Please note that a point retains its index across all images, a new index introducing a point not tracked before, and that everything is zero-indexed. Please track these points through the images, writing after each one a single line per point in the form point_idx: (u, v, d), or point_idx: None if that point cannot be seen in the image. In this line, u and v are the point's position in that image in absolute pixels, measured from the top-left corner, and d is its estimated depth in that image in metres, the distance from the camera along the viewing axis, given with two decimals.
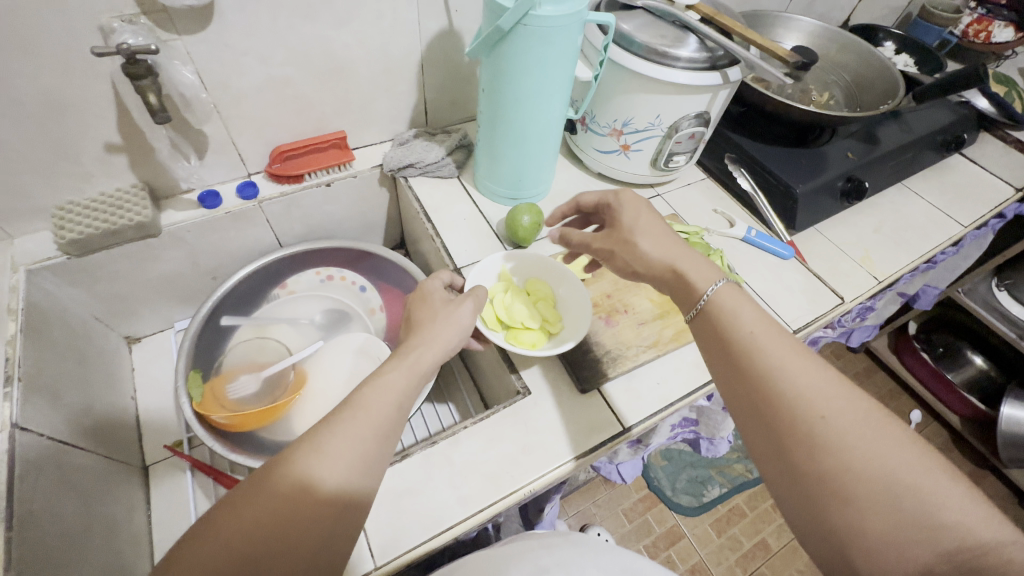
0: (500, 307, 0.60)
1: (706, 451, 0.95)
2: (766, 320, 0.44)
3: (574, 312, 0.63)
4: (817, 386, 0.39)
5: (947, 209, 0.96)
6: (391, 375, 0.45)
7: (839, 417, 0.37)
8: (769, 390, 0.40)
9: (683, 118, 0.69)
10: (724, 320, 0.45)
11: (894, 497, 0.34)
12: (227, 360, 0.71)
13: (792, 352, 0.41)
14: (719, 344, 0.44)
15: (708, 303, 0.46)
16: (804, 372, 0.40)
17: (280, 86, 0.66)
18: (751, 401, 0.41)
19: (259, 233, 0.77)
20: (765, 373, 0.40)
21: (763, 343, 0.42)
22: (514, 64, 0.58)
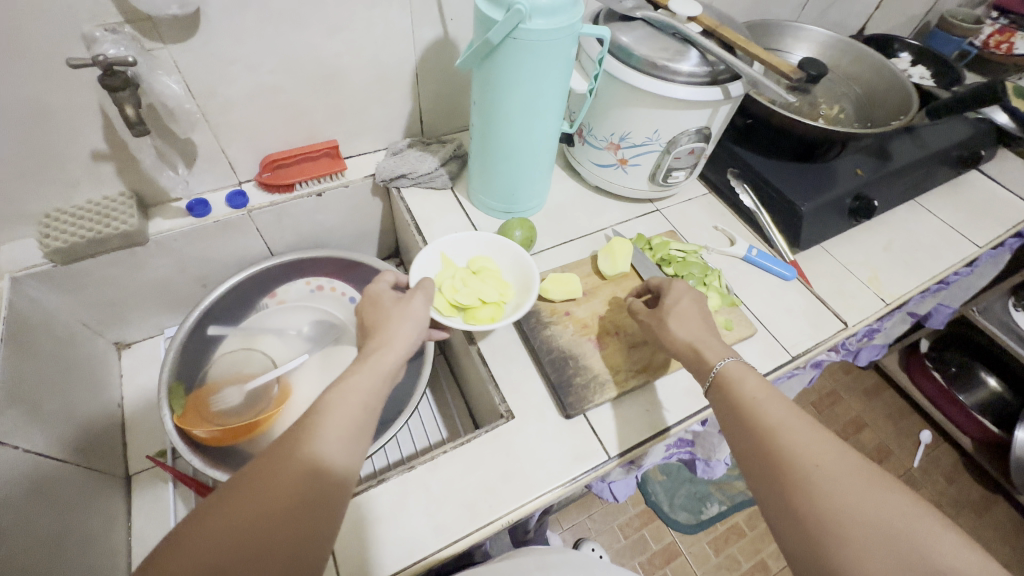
0: (451, 293, 0.58)
1: (702, 472, 0.93)
2: (771, 389, 0.45)
3: (521, 278, 0.63)
4: (815, 441, 0.40)
5: (962, 228, 0.92)
6: (355, 380, 0.43)
7: (836, 470, 0.38)
8: (772, 448, 0.41)
9: (682, 133, 0.67)
10: (728, 384, 0.46)
11: (896, 546, 0.35)
12: (212, 372, 0.70)
13: (795, 415, 0.43)
14: (724, 406, 0.46)
15: (715, 369, 0.47)
16: (805, 429, 0.41)
17: (269, 94, 0.65)
18: (756, 460, 0.42)
19: (249, 242, 0.76)
20: (768, 432, 0.42)
21: (766, 404, 0.44)
22: (506, 77, 0.56)
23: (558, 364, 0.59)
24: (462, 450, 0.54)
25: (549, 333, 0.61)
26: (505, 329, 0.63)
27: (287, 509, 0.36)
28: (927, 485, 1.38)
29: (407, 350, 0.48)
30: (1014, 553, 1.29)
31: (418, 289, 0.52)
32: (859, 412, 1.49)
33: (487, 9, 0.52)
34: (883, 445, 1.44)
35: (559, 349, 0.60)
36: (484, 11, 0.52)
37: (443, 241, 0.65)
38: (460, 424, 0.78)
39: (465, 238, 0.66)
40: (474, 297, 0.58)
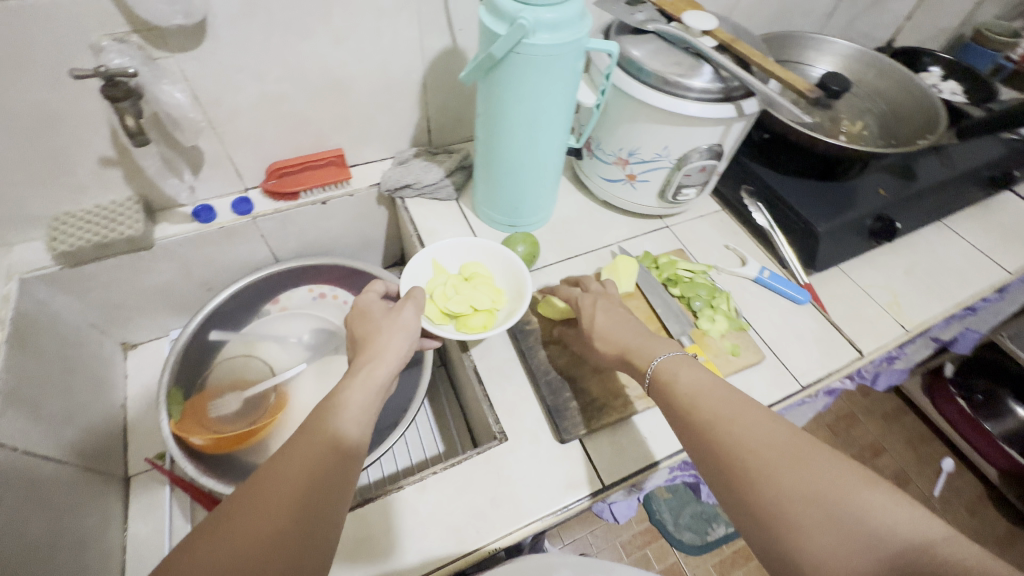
0: (442, 301, 0.58)
1: (706, 496, 0.90)
2: (705, 376, 0.45)
3: (514, 283, 0.63)
4: (751, 425, 0.40)
5: (991, 251, 0.88)
6: (346, 394, 0.42)
7: (771, 453, 0.38)
8: (712, 443, 0.40)
9: (693, 150, 0.65)
10: (664, 381, 0.46)
11: (836, 517, 0.34)
12: (211, 377, 0.70)
13: (728, 398, 0.42)
14: (665, 405, 0.45)
15: (651, 369, 0.47)
16: (741, 415, 0.41)
17: (276, 103, 0.65)
18: (701, 456, 0.41)
19: (253, 248, 0.76)
20: (705, 427, 0.41)
21: (701, 397, 0.43)
22: (509, 91, 0.55)
23: (555, 387, 0.57)
24: (452, 472, 0.53)
25: (548, 353, 0.60)
26: (502, 347, 0.62)
27: (301, 495, 0.35)
28: (947, 516, 1.32)
29: (399, 362, 0.47)
30: None
31: (408, 300, 0.52)
32: (877, 436, 1.44)
33: (491, 23, 0.51)
34: (901, 472, 1.38)
35: (557, 370, 0.59)
36: (488, 25, 0.51)
37: (434, 248, 0.64)
38: (457, 439, 0.78)
39: (457, 245, 0.65)
40: (465, 305, 0.57)
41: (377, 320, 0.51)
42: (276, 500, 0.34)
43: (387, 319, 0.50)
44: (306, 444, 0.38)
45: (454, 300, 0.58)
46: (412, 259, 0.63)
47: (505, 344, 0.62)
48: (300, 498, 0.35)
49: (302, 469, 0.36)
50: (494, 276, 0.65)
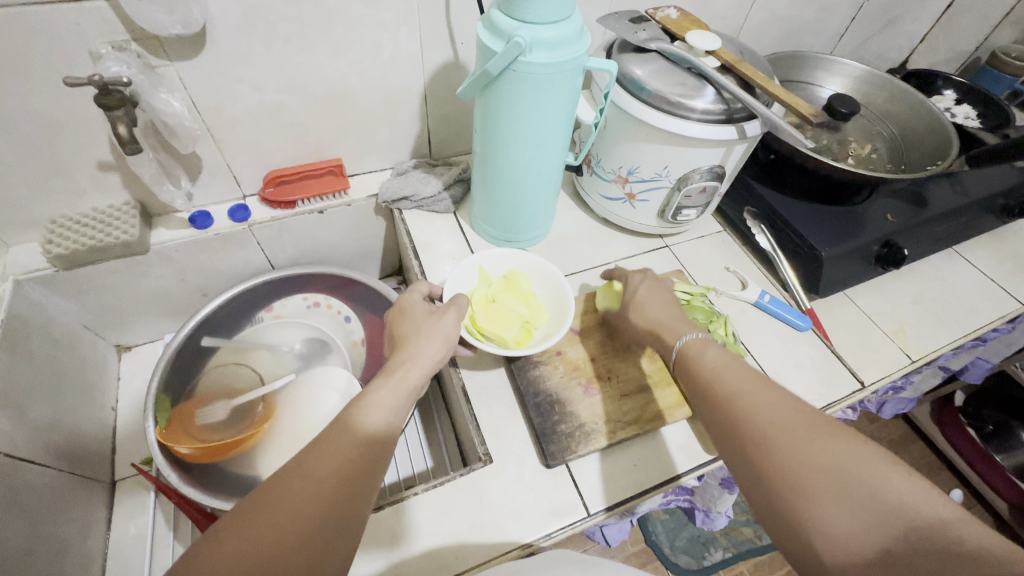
0: (484, 310, 0.58)
1: (702, 523, 0.88)
2: (728, 353, 0.46)
3: (556, 300, 0.63)
4: (773, 400, 0.40)
5: (1003, 281, 0.85)
6: (376, 395, 0.41)
7: (791, 425, 0.38)
8: (731, 414, 0.41)
9: (694, 171, 0.64)
10: (690, 356, 0.47)
11: (852, 489, 0.35)
12: (200, 383, 0.69)
13: (749, 373, 0.43)
14: (689, 378, 0.46)
15: (678, 344, 0.48)
16: (761, 388, 0.41)
17: (275, 112, 0.65)
18: (718, 424, 0.42)
19: (249, 255, 0.76)
20: (726, 399, 0.42)
21: (724, 373, 0.43)
22: (505, 107, 0.55)
23: (544, 410, 0.56)
24: (434, 495, 0.52)
25: (538, 374, 0.58)
26: (492, 365, 0.61)
27: (331, 492, 0.35)
28: None
29: (433, 368, 0.46)
30: None
31: (451, 305, 0.51)
32: None
33: (488, 40, 0.50)
34: None
35: (546, 392, 0.57)
36: (484, 41, 0.50)
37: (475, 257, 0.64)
38: (445, 454, 0.77)
39: (498, 255, 0.65)
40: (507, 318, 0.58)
41: (416, 321, 0.50)
42: (303, 497, 0.34)
43: (424, 320, 0.50)
44: (333, 442, 0.37)
45: (496, 312, 0.58)
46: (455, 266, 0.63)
47: (496, 362, 0.61)
48: (323, 501, 0.35)
49: (330, 466, 0.36)
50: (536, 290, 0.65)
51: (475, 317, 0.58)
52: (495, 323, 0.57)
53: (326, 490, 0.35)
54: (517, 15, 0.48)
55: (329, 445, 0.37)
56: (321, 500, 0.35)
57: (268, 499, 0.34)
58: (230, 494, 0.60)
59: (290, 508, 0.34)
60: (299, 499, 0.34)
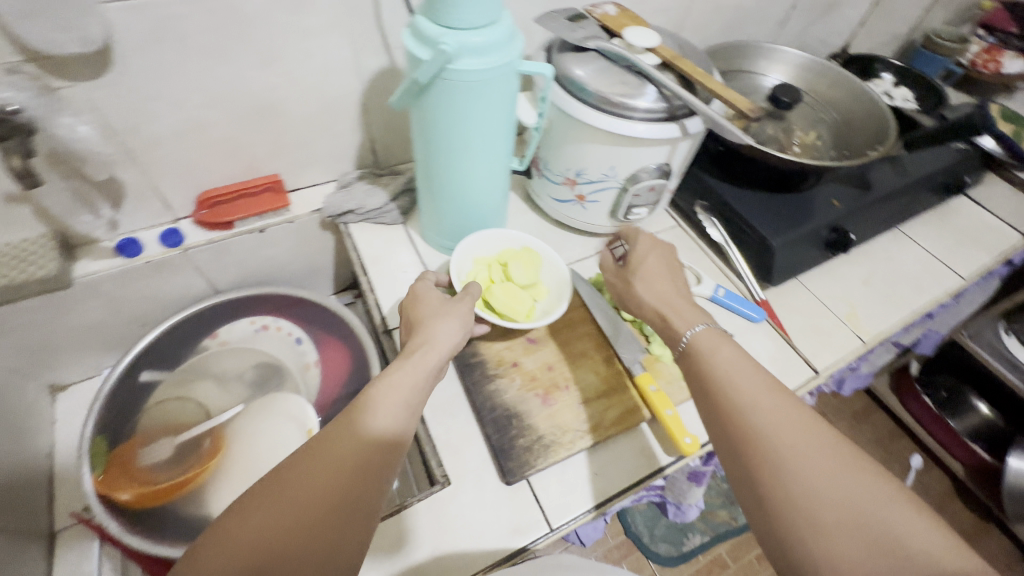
0: (498, 288, 0.59)
1: (675, 515, 0.89)
2: (742, 359, 0.46)
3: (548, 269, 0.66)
4: (787, 418, 0.41)
5: (945, 257, 0.88)
6: (394, 378, 0.43)
7: (807, 448, 0.39)
8: (739, 424, 0.41)
9: (642, 170, 0.63)
10: (701, 356, 0.47)
11: (864, 524, 0.35)
12: (143, 422, 0.65)
13: (763, 384, 0.43)
14: (698, 380, 0.46)
15: (688, 339, 0.48)
16: (773, 402, 0.41)
17: (201, 130, 0.61)
18: (728, 436, 0.42)
19: (188, 280, 0.72)
20: (737, 408, 0.42)
21: (739, 381, 0.43)
22: (440, 117, 0.53)
23: (501, 424, 0.55)
24: (390, 523, 0.50)
25: (494, 386, 0.57)
26: (448, 381, 0.59)
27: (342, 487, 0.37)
28: None
29: (448, 352, 0.48)
30: None
31: (466, 295, 0.53)
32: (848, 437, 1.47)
33: (414, 47, 0.48)
34: None
35: (503, 407, 0.56)
36: (410, 50, 0.48)
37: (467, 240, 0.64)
38: (409, 475, 0.74)
39: (489, 236, 0.66)
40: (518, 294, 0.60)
41: (436, 310, 0.51)
42: (313, 488, 0.37)
43: (443, 309, 0.51)
44: (341, 439, 0.39)
45: (506, 290, 0.59)
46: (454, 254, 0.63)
47: (453, 377, 0.59)
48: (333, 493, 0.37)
49: (337, 464, 0.38)
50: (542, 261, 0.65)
51: (490, 299, 0.59)
52: (512, 301, 0.58)
53: (335, 487, 0.37)
54: (442, 20, 0.46)
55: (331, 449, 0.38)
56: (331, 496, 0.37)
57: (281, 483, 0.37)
58: (177, 538, 0.57)
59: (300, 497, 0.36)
60: (308, 490, 0.36)
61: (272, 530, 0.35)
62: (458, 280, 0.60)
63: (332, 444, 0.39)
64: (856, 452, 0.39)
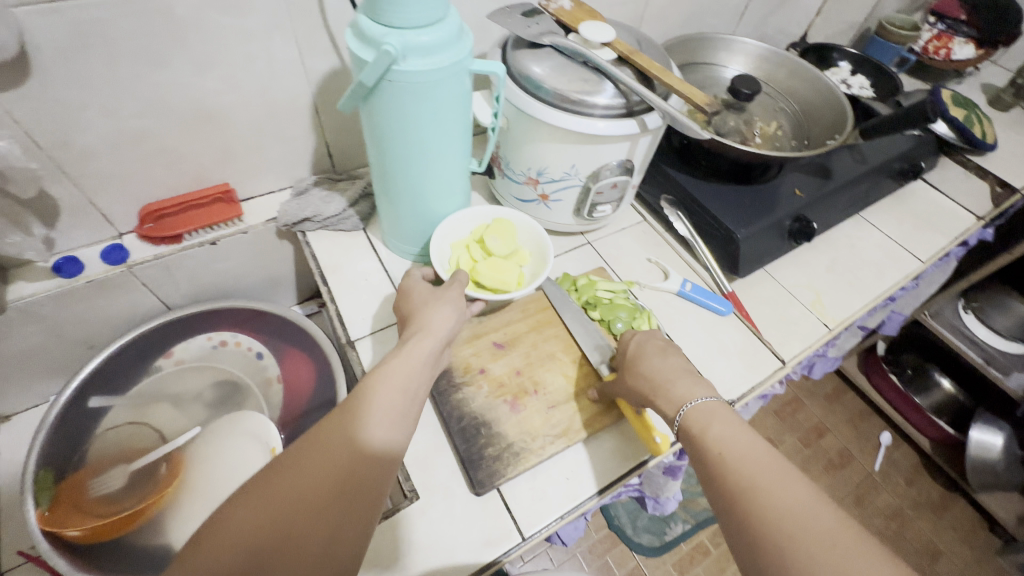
0: (482, 265, 0.59)
1: (653, 508, 0.89)
2: (743, 434, 0.42)
3: (526, 234, 0.65)
4: (797, 503, 0.36)
5: (905, 242, 0.90)
6: (391, 364, 0.43)
7: (819, 539, 0.34)
8: (746, 512, 0.37)
9: (604, 167, 0.62)
10: (697, 436, 0.43)
11: None
12: (92, 451, 0.62)
13: (767, 464, 0.39)
14: (699, 460, 0.43)
15: (681, 415, 0.45)
16: (782, 486, 0.37)
17: (139, 140, 0.58)
18: (733, 522, 0.38)
19: (137, 298, 0.68)
20: (743, 495, 0.38)
21: (740, 462, 0.39)
22: (390, 120, 0.51)
23: (469, 434, 0.53)
24: None
25: (461, 395, 0.56)
26: None
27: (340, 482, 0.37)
28: (888, 489, 1.39)
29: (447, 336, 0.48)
30: (972, 553, 1.30)
31: (453, 282, 0.53)
32: (821, 418, 1.50)
33: (358, 49, 0.46)
34: (844, 451, 1.45)
35: (470, 416, 0.54)
36: (354, 51, 0.46)
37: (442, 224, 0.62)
38: None
39: (464, 216, 0.64)
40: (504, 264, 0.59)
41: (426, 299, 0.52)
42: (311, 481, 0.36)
43: (433, 299, 0.52)
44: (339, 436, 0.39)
45: (488, 265, 0.59)
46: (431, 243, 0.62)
47: None
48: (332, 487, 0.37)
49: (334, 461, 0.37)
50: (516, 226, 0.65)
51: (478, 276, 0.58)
52: (499, 271, 0.58)
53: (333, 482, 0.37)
54: (385, 20, 0.44)
55: (327, 452, 0.38)
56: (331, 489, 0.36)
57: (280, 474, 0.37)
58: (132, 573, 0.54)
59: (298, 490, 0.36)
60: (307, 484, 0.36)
61: (268, 522, 0.34)
62: (443, 269, 0.60)
63: (327, 449, 0.38)
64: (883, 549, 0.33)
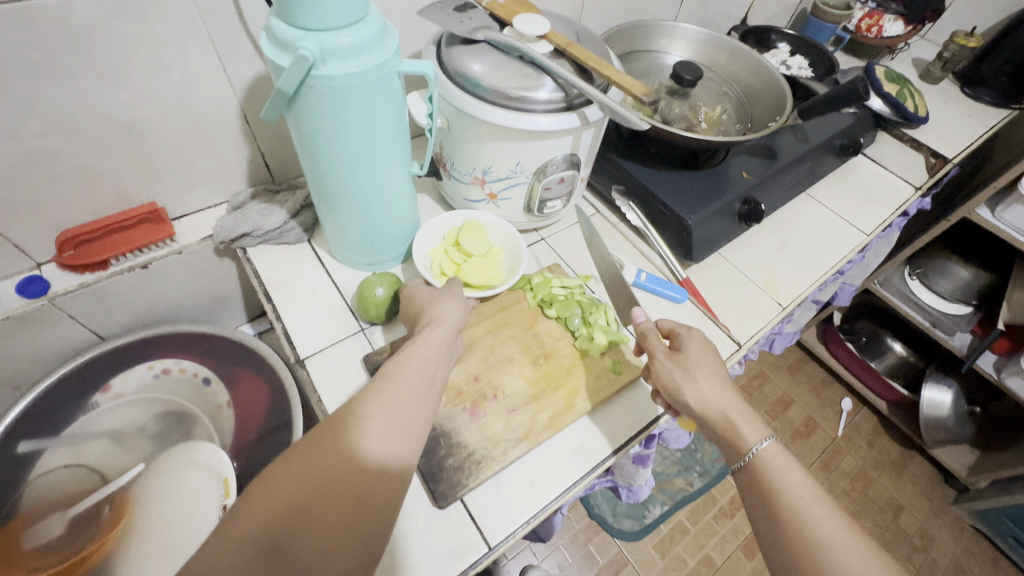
0: (466, 266, 0.61)
1: (627, 496, 0.90)
2: (814, 487, 0.45)
3: (497, 231, 0.67)
4: (867, 565, 0.39)
5: (850, 216, 0.92)
6: (410, 350, 0.46)
7: None
8: (811, 563, 0.40)
9: (550, 162, 0.61)
10: (767, 477, 0.46)
11: None
12: (24, 500, 0.57)
13: (840, 523, 0.42)
14: (764, 501, 0.45)
15: (753, 455, 0.47)
16: (853, 546, 0.40)
17: (47, 162, 0.53)
18: (795, 567, 0.41)
19: (65, 331, 0.64)
20: (811, 546, 0.41)
21: (810, 517, 0.42)
22: (318, 127, 0.48)
23: (427, 447, 0.52)
24: None
25: None
26: None
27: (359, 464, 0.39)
28: (851, 452, 1.45)
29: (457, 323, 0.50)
30: (931, 505, 1.38)
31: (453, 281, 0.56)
32: (785, 390, 1.56)
33: (273, 54, 0.43)
34: (809, 419, 1.50)
35: (428, 427, 0.53)
36: (269, 57, 0.43)
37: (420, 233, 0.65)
38: None
39: (441, 222, 0.67)
40: (484, 262, 0.62)
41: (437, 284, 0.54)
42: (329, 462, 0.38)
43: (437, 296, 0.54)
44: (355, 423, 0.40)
45: (473, 265, 0.61)
46: (413, 255, 0.63)
47: None
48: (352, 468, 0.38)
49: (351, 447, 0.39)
50: (484, 226, 0.67)
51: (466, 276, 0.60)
52: (484, 270, 0.61)
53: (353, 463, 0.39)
54: (297, 22, 0.41)
55: (338, 451, 0.39)
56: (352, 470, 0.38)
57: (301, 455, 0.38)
58: None
59: (318, 469, 0.38)
60: (325, 465, 0.38)
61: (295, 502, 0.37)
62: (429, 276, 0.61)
63: (337, 447, 0.39)
64: None
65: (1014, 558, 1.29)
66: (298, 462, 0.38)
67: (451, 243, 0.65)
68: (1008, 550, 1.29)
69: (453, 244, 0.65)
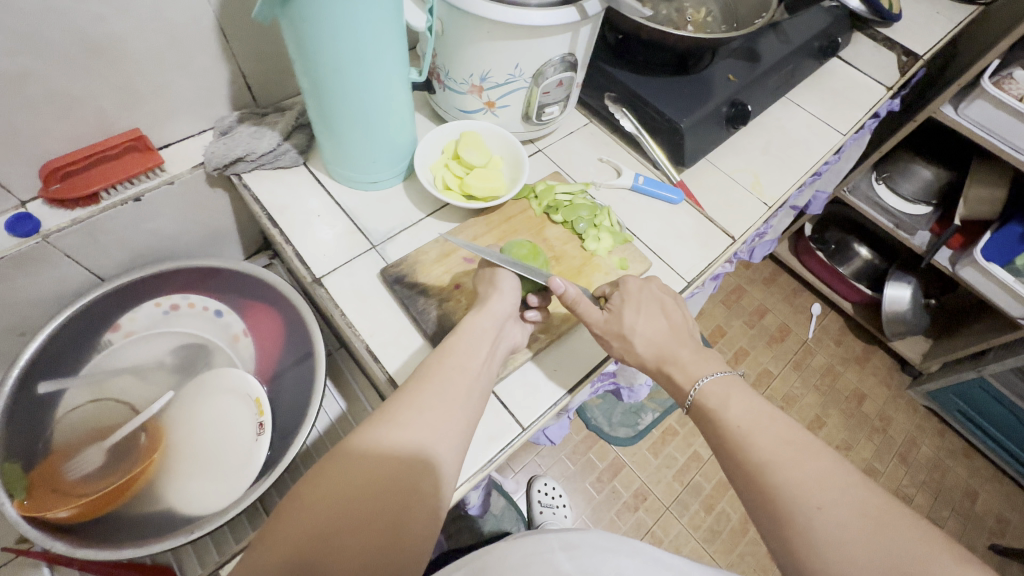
0: (471, 177, 0.63)
1: (628, 397, 0.97)
2: (753, 410, 0.48)
3: (491, 136, 0.67)
4: (811, 474, 0.42)
5: (827, 118, 0.95)
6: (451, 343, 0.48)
7: (838, 505, 0.41)
8: (759, 483, 0.44)
9: (547, 63, 0.61)
10: (712, 413, 0.49)
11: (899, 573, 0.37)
12: (57, 437, 0.58)
13: (782, 440, 0.45)
14: (714, 434, 0.49)
15: (696, 394, 0.50)
16: (796, 459, 0.43)
17: (19, 84, 0.50)
18: (749, 487, 0.44)
19: (63, 271, 0.62)
20: (759, 468, 0.44)
21: (753, 439, 0.46)
22: (317, 25, 0.46)
23: None
24: None
25: (440, 312, 0.56)
26: (392, 319, 0.57)
27: (390, 481, 0.39)
28: (820, 351, 1.58)
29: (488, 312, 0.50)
30: (889, 391, 1.53)
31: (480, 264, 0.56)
32: (761, 300, 1.65)
33: None
34: (783, 325, 1.61)
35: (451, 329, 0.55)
36: None
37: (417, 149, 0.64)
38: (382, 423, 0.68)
39: (432, 138, 0.66)
40: (487, 171, 0.63)
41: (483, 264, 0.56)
42: (367, 475, 0.38)
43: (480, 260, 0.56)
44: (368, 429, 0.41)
45: (477, 177, 0.63)
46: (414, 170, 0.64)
47: (397, 313, 0.57)
48: (391, 485, 0.39)
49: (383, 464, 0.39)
50: (482, 134, 0.67)
51: (473, 188, 0.62)
52: (488, 180, 0.63)
53: (388, 479, 0.39)
54: None
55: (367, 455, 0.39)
56: (385, 480, 0.39)
57: (342, 464, 0.39)
58: (143, 536, 0.54)
59: (357, 480, 0.38)
60: (364, 479, 0.38)
61: (342, 507, 0.37)
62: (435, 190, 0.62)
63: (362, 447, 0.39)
64: (891, 506, 0.41)
65: (958, 429, 1.46)
66: (340, 473, 0.38)
67: (450, 155, 0.66)
68: (952, 422, 1.47)
69: (452, 156, 0.66)
